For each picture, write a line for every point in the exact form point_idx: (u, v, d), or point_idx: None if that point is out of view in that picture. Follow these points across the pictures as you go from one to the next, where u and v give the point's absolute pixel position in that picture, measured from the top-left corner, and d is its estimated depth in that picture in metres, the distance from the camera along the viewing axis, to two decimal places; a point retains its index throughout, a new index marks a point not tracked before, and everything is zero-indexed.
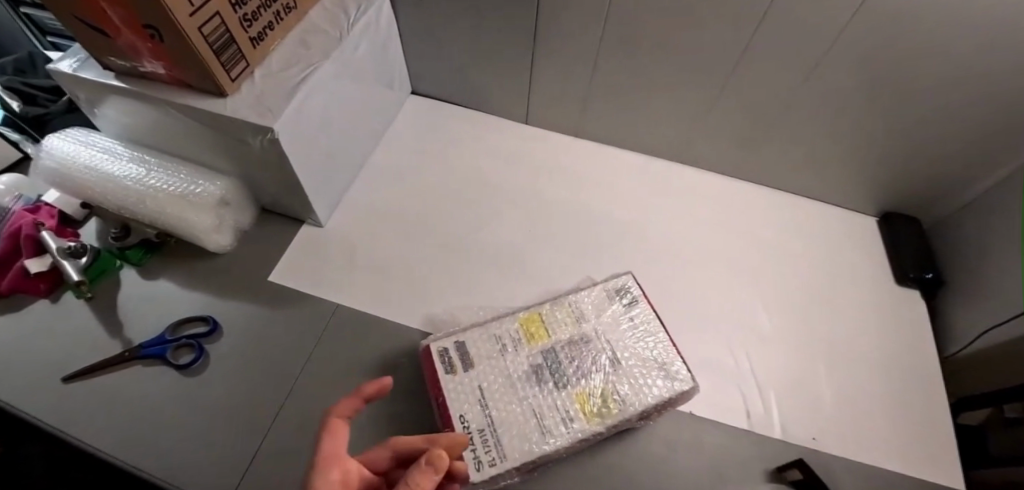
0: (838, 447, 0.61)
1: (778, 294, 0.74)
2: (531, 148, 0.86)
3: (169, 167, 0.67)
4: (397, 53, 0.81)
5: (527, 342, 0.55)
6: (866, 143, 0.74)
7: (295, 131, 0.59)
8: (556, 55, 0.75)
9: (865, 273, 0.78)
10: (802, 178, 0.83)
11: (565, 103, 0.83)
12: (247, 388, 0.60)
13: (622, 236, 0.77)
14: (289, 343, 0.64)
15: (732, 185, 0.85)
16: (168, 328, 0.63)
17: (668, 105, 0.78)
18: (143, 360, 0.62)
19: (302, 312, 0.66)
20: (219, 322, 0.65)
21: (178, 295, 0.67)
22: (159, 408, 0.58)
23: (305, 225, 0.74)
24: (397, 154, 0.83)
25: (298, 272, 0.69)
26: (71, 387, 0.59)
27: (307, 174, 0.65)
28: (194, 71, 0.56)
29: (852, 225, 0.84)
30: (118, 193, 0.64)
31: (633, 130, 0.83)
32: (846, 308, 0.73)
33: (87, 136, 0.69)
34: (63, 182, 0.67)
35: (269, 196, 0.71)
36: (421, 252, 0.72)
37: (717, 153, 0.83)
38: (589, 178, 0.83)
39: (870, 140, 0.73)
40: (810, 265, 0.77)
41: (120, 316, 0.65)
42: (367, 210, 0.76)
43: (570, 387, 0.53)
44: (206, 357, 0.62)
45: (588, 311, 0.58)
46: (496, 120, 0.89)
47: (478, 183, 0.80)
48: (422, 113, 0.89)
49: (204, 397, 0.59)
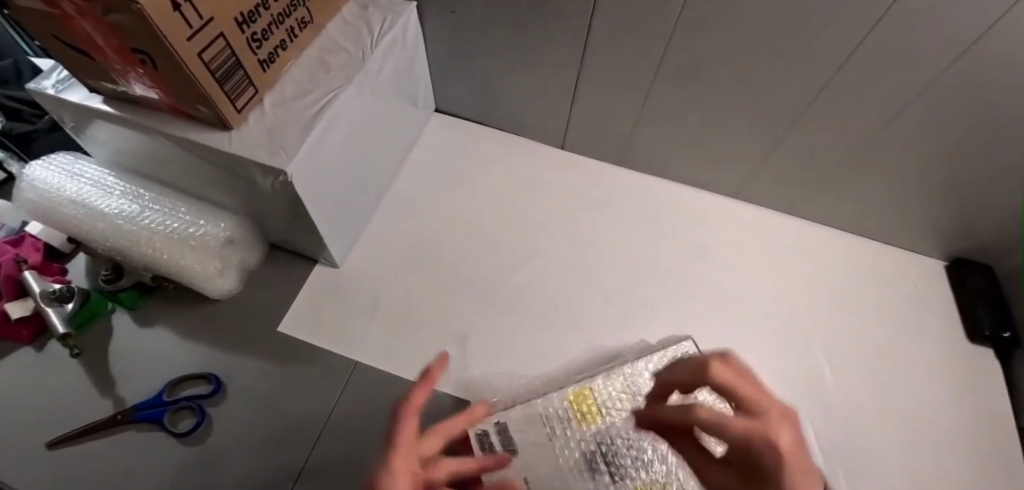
0: None
1: (837, 354, 0.68)
2: (566, 178, 0.78)
3: (167, 203, 0.59)
4: (422, 69, 0.72)
5: (578, 423, 0.48)
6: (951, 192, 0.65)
7: (311, 170, 0.51)
8: (603, 78, 0.67)
9: (930, 328, 0.71)
10: (866, 219, 0.75)
11: (608, 128, 0.75)
12: (254, 461, 0.53)
13: (668, 283, 0.71)
14: (302, 406, 0.57)
15: (784, 224, 0.79)
16: (165, 386, 0.56)
17: (726, 136, 0.70)
18: (138, 423, 0.55)
19: (316, 370, 0.59)
20: (222, 380, 0.57)
21: (178, 346, 0.60)
22: (157, 483, 0.52)
23: (319, 264, 0.66)
24: (420, 184, 0.75)
25: (312, 321, 0.62)
26: (57, 455, 0.53)
27: (322, 216, 0.57)
28: (194, 102, 0.48)
29: (917, 271, 0.76)
30: (108, 234, 0.56)
31: (681, 160, 0.75)
32: (908, 369, 0.68)
33: (73, 163, 0.61)
34: (47, 218, 0.59)
35: (279, 234, 0.63)
36: (449, 299, 0.65)
37: (772, 188, 0.76)
38: (631, 215, 0.76)
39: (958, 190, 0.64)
40: (869, 319, 0.71)
41: (113, 370, 0.58)
42: (387, 248, 0.69)
43: (628, 481, 0.46)
44: (208, 422, 0.55)
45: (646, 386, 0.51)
46: (528, 145, 0.82)
47: (510, 219, 0.73)
48: (447, 135, 0.81)
49: (205, 472, 0.52)
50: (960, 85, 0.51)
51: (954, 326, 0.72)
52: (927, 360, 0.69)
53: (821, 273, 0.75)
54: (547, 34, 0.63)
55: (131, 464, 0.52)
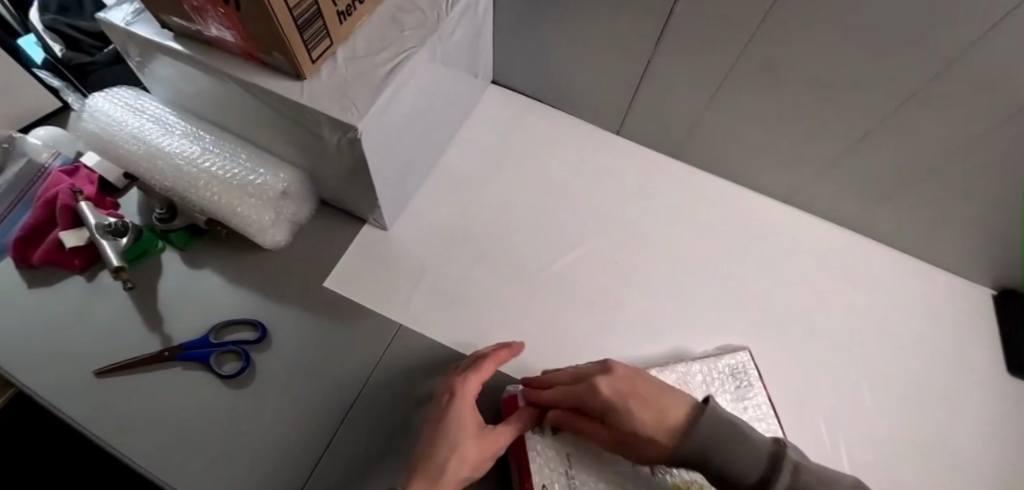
0: None
1: (870, 369, 0.68)
2: (616, 165, 0.77)
3: (227, 148, 0.59)
4: (487, 39, 0.71)
5: None
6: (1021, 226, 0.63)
7: (378, 131, 0.51)
8: (673, 67, 0.65)
9: (973, 357, 0.70)
10: (918, 237, 0.74)
11: (669, 119, 0.73)
12: (293, 409, 0.54)
13: (709, 281, 0.70)
14: (343, 367, 0.57)
15: (831, 235, 0.78)
16: (211, 329, 0.56)
17: (791, 140, 0.68)
18: (184, 362, 0.56)
19: (358, 329, 0.60)
20: (267, 328, 0.58)
21: (226, 290, 0.60)
22: (200, 419, 0.53)
23: (368, 225, 0.67)
24: (471, 155, 0.74)
25: (356, 281, 0.63)
26: (106, 383, 0.54)
27: (380, 179, 0.57)
28: (271, 48, 0.47)
29: (964, 298, 0.75)
30: (169, 173, 0.57)
31: (736, 158, 0.75)
32: (947, 395, 0.67)
33: (136, 98, 0.61)
34: (107, 151, 0.60)
35: (332, 190, 0.63)
36: (493, 275, 0.65)
37: (826, 197, 0.74)
38: (678, 209, 0.75)
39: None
40: (910, 339, 0.71)
41: (161, 307, 0.59)
42: (436, 217, 0.69)
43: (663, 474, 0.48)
44: (252, 367, 0.56)
45: (698, 388, 0.50)
46: (580, 126, 0.80)
47: (558, 201, 0.72)
48: (502, 108, 0.79)
49: (246, 414, 0.53)
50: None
51: (998, 357, 0.70)
52: (968, 390, 0.67)
53: (864, 288, 0.74)
54: (620, 17, 0.61)
55: (174, 400, 0.54)
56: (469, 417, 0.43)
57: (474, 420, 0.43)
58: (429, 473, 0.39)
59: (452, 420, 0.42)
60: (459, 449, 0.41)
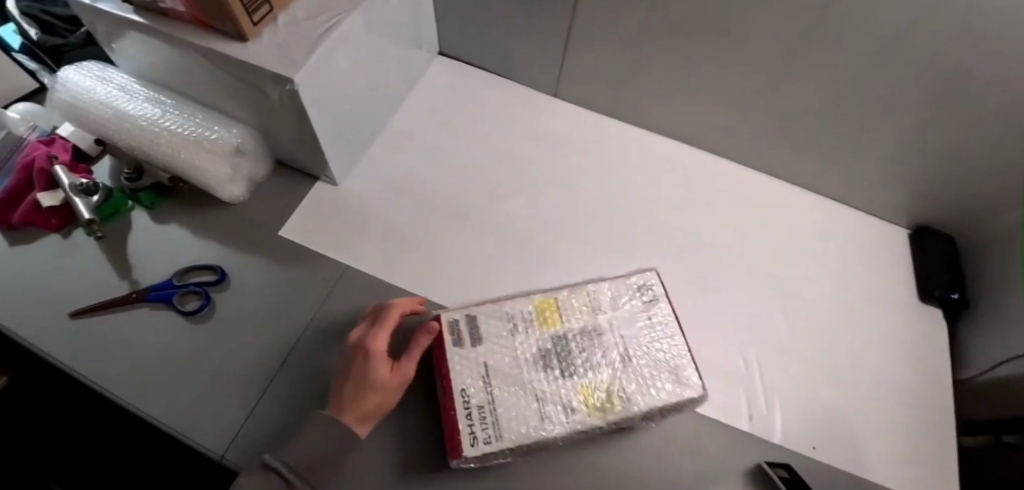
0: (833, 459, 0.61)
1: (792, 300, 0.73)
2: (555, 124, 0.83)
3: (186, 110, 0.65)
4: (427, 11, 0.78)
5: (539, 325, 0.54)
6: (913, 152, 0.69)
7: (315, 85, 0.57)
8: (595, 26, 0.71)
9: (889, 287, 0.75)
10: (834, 179, 0.80)
11: (599, 76, 0.79)
12: (249, 340, 0.60)
13: (641, 224, 0.75)
14: (295, 303, 0.63)
15: (757, 183, 0.84)
16: (175, 273, 0.63)
17: (711, 93, 0.74)
18: (151, 303, 0.62)
19: (309, 270, 0.65)
20: (227, 272, 0.64)
21: (189, 241, 0.66)
22: (163, 350, 0.59)
23: (320, 181, 0.73)
24: (418, 116, 0.81)
25: (308, 230, 0.68)
26: (78, 323, 0.60)
27: (324, 133, 0.64)
28: (216, 13, 0.53)
29: (881, 236, 0.80)
30: (134, 134, 0.63)
31: (664, 112, 0.81)
32: (861, 321, 0.72)
33: (103, 70, 0.67)
34: (78, 118, 0.66)
35: (285, 149, 0.70)
36: (438, 222, 0.71)
37: (748, 145, 0.81)
38: (612, 162, 0.81)
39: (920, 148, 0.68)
40: (832, 273, 0.75)
41: (130, 257, 0.65)
42: (384, 173, 0.75)
43: (576, 377, 0.51)
44: (212, 305, 0.62)
45: (606, 302, 0.56)
46: (522, 90, 0.86)
47: (499, 157, 0.78)
48: (448, 75, 0.86)
49: (205, 345, 0.59)
50: (950, 72, 0.56)
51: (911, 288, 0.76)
52: (882, 317, 0.73)
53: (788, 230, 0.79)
54: None
55: (140, 335, 0.60)
56: (381, 365, 0.47)
57: (386, 364, 0.48)
58: (366, 415, 0.46)
59: (365, 375, 0.46)
60: (370, 389, 0.46)
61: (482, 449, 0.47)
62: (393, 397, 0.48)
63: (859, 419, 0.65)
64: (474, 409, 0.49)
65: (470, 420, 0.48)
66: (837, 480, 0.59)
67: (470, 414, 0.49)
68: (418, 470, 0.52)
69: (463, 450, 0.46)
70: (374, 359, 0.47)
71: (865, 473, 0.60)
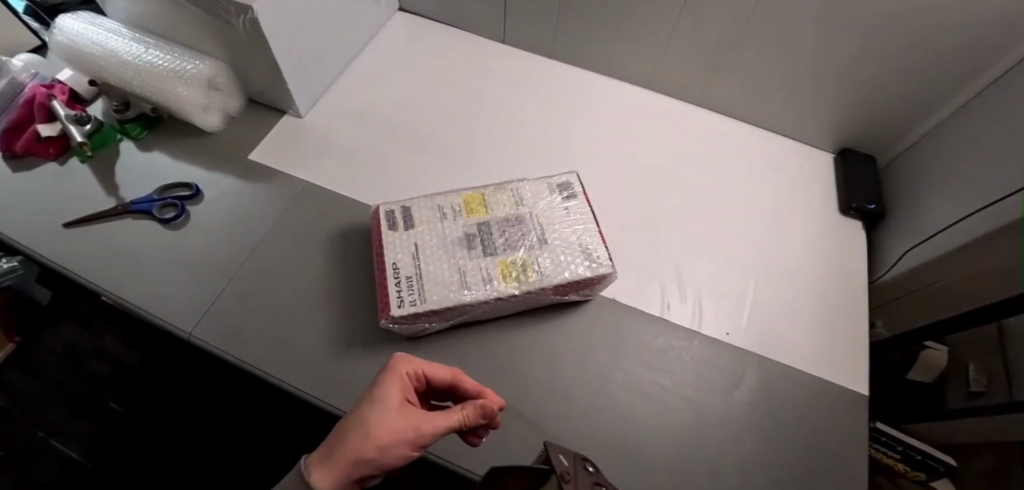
0: (744, 342, 0.67)
1: (716, 212, 0.79)
2: (503, 66, 0.92)
3: (165, 49, 0.74)
4: None
5: (465, 213, 0.61)
6: (823, 71, 0.76)
7: (272, 15, 0.65)
8: None
9: (807, 202, 0.82)
10: (757, 107, 0.87)
11: (540, 18, 0.88)
12: (217, 243, 0.68)
13: (575, 148, 0.83)
14: (260, 213, 0.71)
15: (690, 115, 0.91)
16: (155, 190, 0.71)
17: (640, 27, 0.82)
18: (133, 214, 0.70)
19: (276, 186, 0.74)
20: (201, 189, 0.73)
21: (169, 165, 0.75)
22: (140, 252, 0.66)
23: (287, 115, 0.82)
24: (377, 61, 0.90)
25: (276, 153, 0.77)
26: (67, 232, 0.68)
27: (286, 64, 0.72)
28: None
29: (804, 159, 0.88)
30: (120, 69, 0.72)
31: (600, 51, 0.89)
32: (781, 230, 0.78)
33: (95, 18, 0.77)
34: (74, 58, 0.75)
35: (256, 85, 0.79)
36: (393, 144, 0.79)
37: (678, 79, 0.88)
38: (553, 97, 0.89)
39: (829, 66, 0.75)
40: (755, 191, 0.82)
41: (116, 179, 0.73)
42: (346, 105, 0.83)
43: (495, 255, 0.58)
44: (187, 216, 0.70)
45: (526, 197, 0.63)
46: (475, 38, 0.96)
47: (450, 92, 0.87)
48: (405, 28, 0.96)
49: (180, 246, 0.68)
50: None
51: (832, 204, 0.82)
52: (798, 227, 0.79)
53: (716, 155, 0.86)
54: None
55: (121, 239, 0.68)
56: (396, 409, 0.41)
57: (399, 408, 0.41)
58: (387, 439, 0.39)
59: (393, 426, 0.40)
60: (392, 419, 0.40)
61: (408, 309, 0.53)
62: (392, 419, 0.40)
63: (775, 312, 0.70)
64: (403, 278, 0.56)
65: (399, 286, 0.55)
66: (748, 357, 0.65)
67: (398, 283, 0.55)
68: (360, 338, 0.61)
69: (390, 309, 0.53)
70: (396, 410, 0.41)
71: (775, 355, 0.66)
